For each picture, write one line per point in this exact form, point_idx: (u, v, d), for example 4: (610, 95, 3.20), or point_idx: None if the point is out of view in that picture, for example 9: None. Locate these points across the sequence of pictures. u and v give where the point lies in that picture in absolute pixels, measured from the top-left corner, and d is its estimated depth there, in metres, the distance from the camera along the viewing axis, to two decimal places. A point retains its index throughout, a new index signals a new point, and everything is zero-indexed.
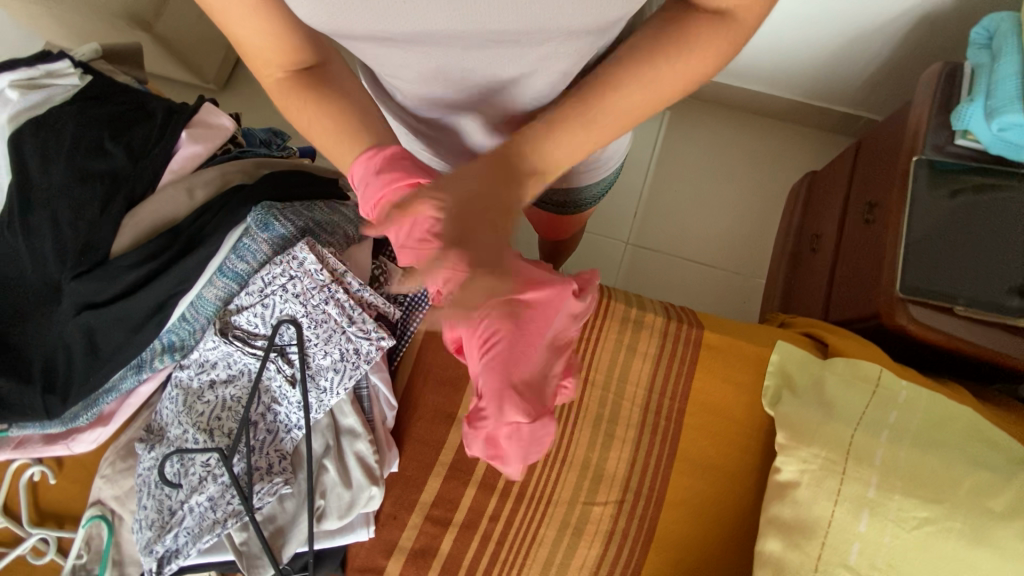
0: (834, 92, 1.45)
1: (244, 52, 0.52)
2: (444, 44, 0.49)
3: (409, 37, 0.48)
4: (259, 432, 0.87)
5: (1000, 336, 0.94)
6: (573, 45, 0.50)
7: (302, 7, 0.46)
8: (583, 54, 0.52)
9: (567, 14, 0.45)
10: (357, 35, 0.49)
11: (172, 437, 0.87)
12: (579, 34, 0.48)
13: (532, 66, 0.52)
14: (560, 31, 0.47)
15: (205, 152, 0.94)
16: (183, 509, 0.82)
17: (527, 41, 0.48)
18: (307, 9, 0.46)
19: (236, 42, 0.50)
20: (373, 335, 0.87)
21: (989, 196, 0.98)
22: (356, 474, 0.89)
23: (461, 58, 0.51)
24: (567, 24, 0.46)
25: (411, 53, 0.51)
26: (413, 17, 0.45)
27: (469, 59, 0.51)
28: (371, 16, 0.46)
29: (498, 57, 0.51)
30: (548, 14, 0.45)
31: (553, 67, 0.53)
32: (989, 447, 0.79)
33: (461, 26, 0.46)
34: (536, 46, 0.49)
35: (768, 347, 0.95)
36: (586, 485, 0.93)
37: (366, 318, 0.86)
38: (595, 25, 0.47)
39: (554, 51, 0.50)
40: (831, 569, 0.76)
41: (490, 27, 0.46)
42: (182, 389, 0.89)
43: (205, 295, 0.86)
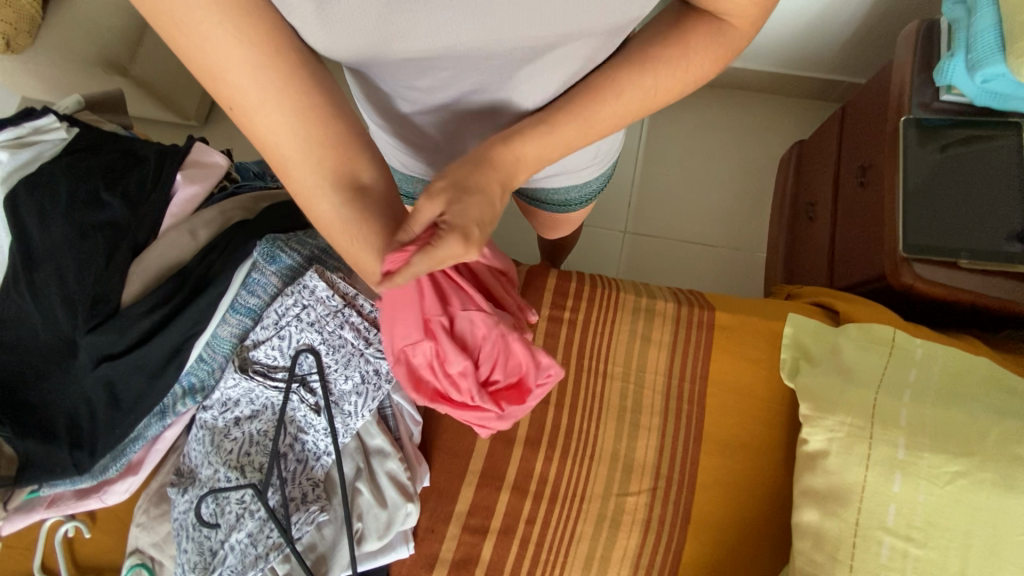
0: (812, 60, 1.46)
1: (228, 92, 0.42)
2: (459, 57, 0.48)
3: (423, 55, 0.48)
4: (290, 463, 0.88)
5: (1005, 283, 0.95)
6: (584, 49, 0.50)
7: (312, 35, 0.44)
8: (590, 56, 0.52)
9: (584, 14, 0.44)
10: (370, 55, 0.48)
11: (205, 477, 0.87)
12: (596, 33, 0.48)
13: (541, 70, 0.53)
14: (578, 33, 0.47)
15: (201, 192, 0.95)
16: (224, 548, 0.83)
17: (542, 45, 0.48)
18: (320, 35, 0.44)
19: (216, 74, 0.41)
20: None
21: (978, 147, 0.99)
22: (390, 493, 0.89)
23: (476, 67, 0.50)
24: (584, 29, 0.47)
25: (425, 68, 0.50)
26: (431, 35, 0.45)
27: (482, 70, 0.51)
28: (388, 36, 0.45)
29: (513, 62, 0.50)
30: (567, 19, 0.45)
31: (565, 67, 0.53)
32: (1011, 394, 0.80)
33: (479, 42, 0.46)
34: (550, 51, 0.50)
35: (781, 321, 0.96)
36: (618, 477, 0.94)
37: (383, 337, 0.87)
38: (606, 31, 0.48)
39: (566, 53, 0.50)
40: (870, 533, 0.76)
41: (508, 35, 0.46)
42: (209, 429, 0.89)
43: (220, 333, 0.86)
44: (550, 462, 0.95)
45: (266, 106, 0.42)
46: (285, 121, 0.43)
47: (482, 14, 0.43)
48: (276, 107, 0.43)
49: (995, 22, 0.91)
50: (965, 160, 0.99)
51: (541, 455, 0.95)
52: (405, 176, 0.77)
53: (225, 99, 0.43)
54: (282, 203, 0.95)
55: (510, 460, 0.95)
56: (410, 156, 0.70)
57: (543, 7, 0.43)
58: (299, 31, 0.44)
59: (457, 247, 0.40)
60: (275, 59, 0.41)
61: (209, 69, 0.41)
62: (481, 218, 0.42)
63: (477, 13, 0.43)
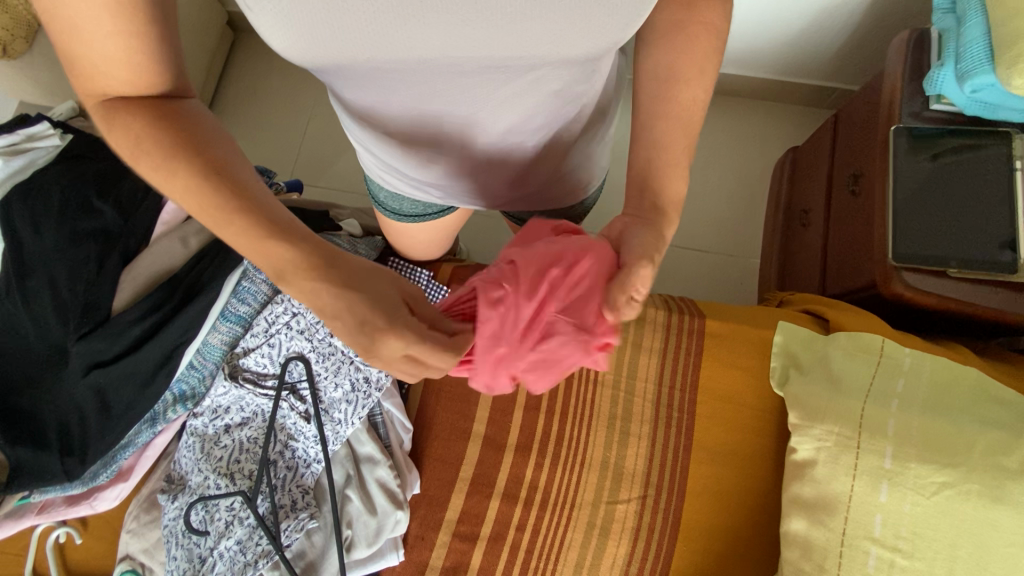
0: (806, 67, 1.47)
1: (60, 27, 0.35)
2: (432, 70, 0.49)
3: (397, 66, 0.48)
4: (279, 470, 0.88)
5: (995, 293, 0.96)
6: (561, 70, 0.51)
7: (280, 41, 0.44)
8: (567, 79, 0.53)
9: (558, 36, 0.45)
10: (341, 63, 0.48)
11: (194, 485, 0.87)
12: (571, 55, 0.49)
13: (517, 92, 0.53)
14: (554, 54, 0.48)
15: None
16: (213, 556, 0.83)
17: (518, 65, 0.49)
18: (289, 41, 0.44)
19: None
20: None
21: (968, 156, 1.00)
22: (379, 500, 0.90)
23: (449, 82, 0.51)
24: (558, 50, 0.47)
25: (401, 80, 0.51)
26: (403, 46, 0.45)
27: (456, 86, 0.51)
28: (362, 46, 0.45)
29: (490, 81, 0.51)
30: (540, 38, 0.45)
31: (542, 89, 0.53)
32: (998, 405, 0.80)
33: (450, 55, 0.47)
34: (525, 73, 0.50)
35: (771, 329, 0.96)
36: (608, 485, 0.94)
37: None
38: (581, 55, 0.49)
39: (543, 75, 0.51)
40: (857, 542, 0.77)
41: (482, 51, 0.46)
42: (198, 436, 0.90)
43: (210, 340, 0.87)
44: (539, 469, 0.95)
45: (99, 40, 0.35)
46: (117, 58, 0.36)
47: (452, 29, 0.44)
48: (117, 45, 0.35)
49: (985, 31, 0.92)
50: (954, 169, 0.99)
51: (531, 463, 0.95)
52: (392, 194, 0.78)
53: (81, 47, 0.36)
54: None
55: (500, 467, 0.95)
56: (391, 174, 0.71)
57: (515, 25, 0.43)
58: (265, 35, 0.44)
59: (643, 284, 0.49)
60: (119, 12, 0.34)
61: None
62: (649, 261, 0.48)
63: (449, 27, 0.43)
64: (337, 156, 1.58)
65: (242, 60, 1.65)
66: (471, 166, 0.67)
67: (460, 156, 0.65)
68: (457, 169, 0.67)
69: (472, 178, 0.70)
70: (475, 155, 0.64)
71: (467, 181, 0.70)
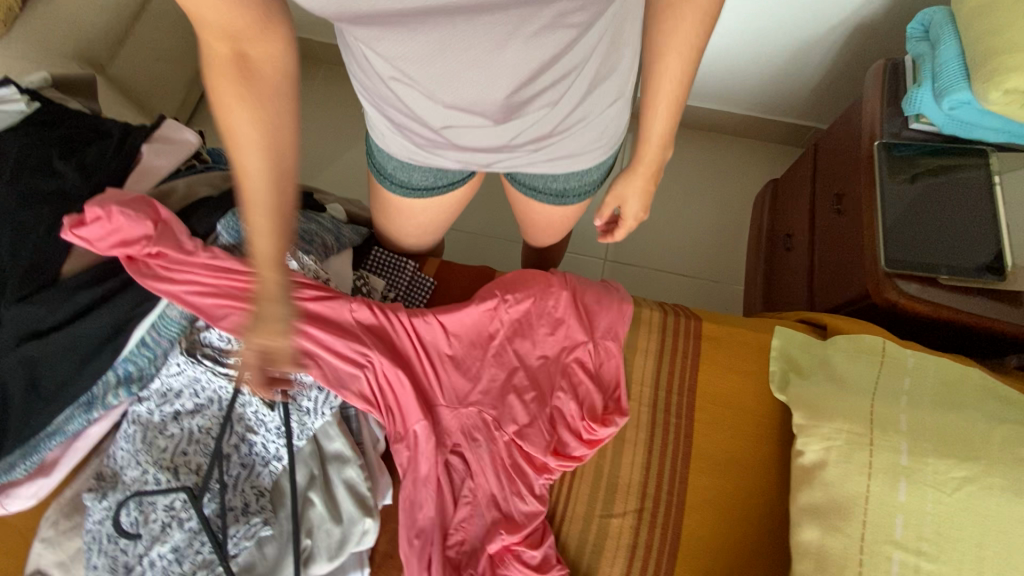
0: (784, 104, 1.56)
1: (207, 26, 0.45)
2: (447, 14, 0.49)
3: (416, 11, 0.48)
4: (232, 467, 0.77)
5: (983, 300, 0.96)
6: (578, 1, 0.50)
7: None
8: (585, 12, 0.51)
9: None
10: (356, 11, 0.48)
11: (129, 480, 0.74)
12: None
13: (527, 40, 0.51)
14: None
15: (169, 166, 0.88)
16: (142, 565, 0.70)
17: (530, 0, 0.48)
18: None
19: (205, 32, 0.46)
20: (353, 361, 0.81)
21: (945, 178, 1.04)
22: (347, 505, 0.78)
23: (463, 31, 0.50)
24: None
25: (413, 31, 0.50)
26: None
27: (470, 35, 0.50)
28: None
29: (492, 30, 0.50)
30: None
31: (555, 36, 0.52)
32: (1006, 402, 0.77)
33: None
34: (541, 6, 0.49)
35: (768, 334, 0.94)
36: (601, 496, 0.87)
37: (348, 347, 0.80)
38: None
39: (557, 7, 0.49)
40: (878, 548, 0.69)
41: None
42: (140, 425, 0.77)
43: (169, 313, 0.78)
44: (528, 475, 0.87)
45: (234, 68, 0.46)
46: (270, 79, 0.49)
47: None
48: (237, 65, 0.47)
49: (958, 53, 0.98)
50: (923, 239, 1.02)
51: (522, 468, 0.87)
52: (401, 163, 0.74)
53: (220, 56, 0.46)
54: None
55: (487, 553, 0.82)
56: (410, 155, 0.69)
57: None
58: None
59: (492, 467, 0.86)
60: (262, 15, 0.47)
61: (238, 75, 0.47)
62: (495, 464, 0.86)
63: None
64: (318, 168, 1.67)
65: None
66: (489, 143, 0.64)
67: (471, 134, 0.62)
68: (469, 147, 0.64)
69: (489, 158, 0.67)
70: (488, 135, 0.62)
71: (484, 161, 0.68)
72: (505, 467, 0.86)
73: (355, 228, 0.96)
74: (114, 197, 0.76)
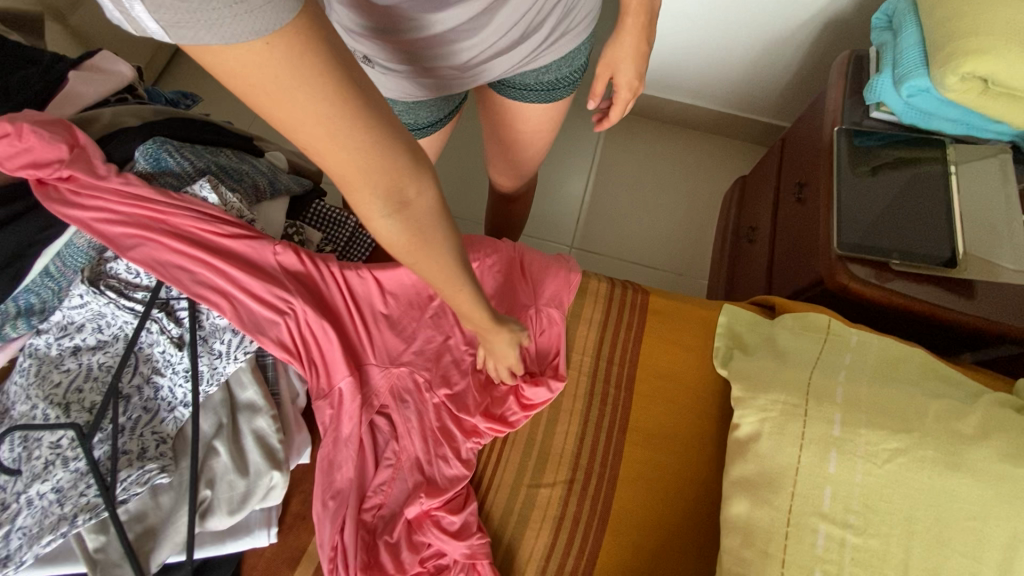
0: (757, 101, 1.56)
1: (353, 192, 0.37)
2: None
3: None
4: (132, 409, 0.71)
5: (936, 289, 0.93)
6: None
7: None
8: None
9: None
10: None
11: (17, 415, 0.68)
12: None
13: None
14: None
15: (93, 95, 0.83)
16: (18, 503, 0.65)
17: None
18: None
19: (337, 183, 0.36)
20: (279, 306, 0.76)
21: (908, 169, 1.02)
22: (254, 456, 0.74)
23: None
24: None
25: None
26: None
27: None
28: None
29: None
30: None
31: None
32: (947, 381, 0.74)
33: None
34: None
35: (715, 311, 0.91)
36: (531, 465, 0.83)
37: (274, 292, 0.76)
38: None
39: None
40: (804, 521, 0.66)
41: None
42: (36, 359, 0.71)
43: (75, 241, 0.74)
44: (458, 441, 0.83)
45: (373, 177, 0.36)
46: (429, 192, 0.41)
47: None
48: (384, 172, 0.36)
49: (918, 41, 0.97)
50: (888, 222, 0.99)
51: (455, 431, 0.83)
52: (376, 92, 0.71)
53: (352, 190, 0.37)
54: (187, 119, 0.84)
55: (405, 518, 0.78)
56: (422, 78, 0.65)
57: None
58: None
59: (418, 432, 0.82)
60: (393, 145, 0.35)
61: (401, 193, 0.39)
62: (422, 426, 0.83)
63: None
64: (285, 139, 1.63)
65: None
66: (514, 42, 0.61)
67: (499, 34, 0.59)
68: (495, 50, 0.62)
69: (511, 62, 0.64)
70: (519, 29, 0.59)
71: (507, 65, 0.65)
72: (433, 430, 0.82)
73: (295, 177, 0.92)
74: (28, 116, 0.70)
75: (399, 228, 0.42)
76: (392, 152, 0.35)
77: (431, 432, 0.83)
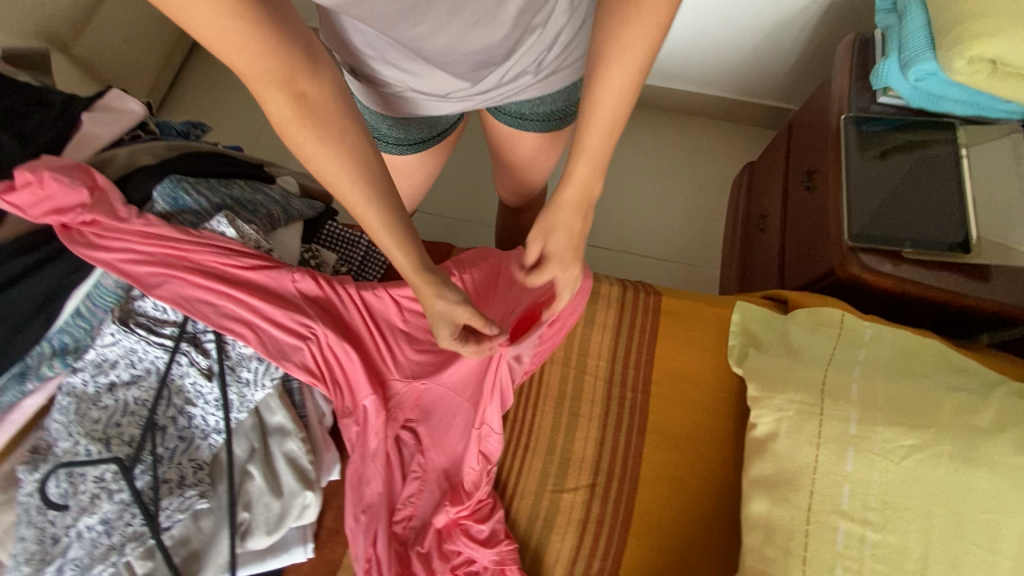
0: (762, 86, 1.54)
1: (234, 67, 0.41)
2: None
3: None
4: (169, 439, 0.75)
5: (953, 276, 0.92)
6: None
7: None
8: None
9: None
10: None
11: (60, 451, 0.71)
12: None
13: None
14: None
15: (108, 135, 0.86)
16: (69, 537, 0.68)
17: None
18: None
19: (220, 57, 0.40)
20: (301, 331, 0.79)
21: (917, 153, 1.02)
22: (286, 478, 0.77)
23: None
24: None
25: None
26: None
27: None
28: None
29: None
30: None
31: None
32: (961, 372, 0.75)
33: None
34: None
35: (728, 309, 0.91)
36: (553, 471, 0.85)
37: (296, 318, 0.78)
38: None
39: None
40: (823, 518, 0.67)
41: None
42: (75, 396, 0.74)
43: (103, 282, 0.76)
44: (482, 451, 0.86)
45: (249, 48, 0.39)
46: (325, 83, 0.44)
47: None
48: (264, 46, 0.39)
49: (924, 24, 0.95)
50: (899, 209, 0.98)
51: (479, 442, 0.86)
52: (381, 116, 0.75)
53: (235, 59, 0.40)
54: (200, 153, 0.86)
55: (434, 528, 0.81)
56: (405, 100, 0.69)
57: None
58: None
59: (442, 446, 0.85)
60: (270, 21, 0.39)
61: (287, 73, 0.42)
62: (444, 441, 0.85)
63: None
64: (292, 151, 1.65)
65: (202, 57, 1.76)
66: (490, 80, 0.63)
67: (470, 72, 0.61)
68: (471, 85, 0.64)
69: (491, 96, 0.66)
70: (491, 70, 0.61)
71: (488, 100, 0.67)
72: (456, 445, 0.84)
73: (307, 200, 0.94)
74: (47, 163, 0.72)
75: (296, 118, 0.44)
76: (274, 32, 0.39)
77: (454, 446, 0.85)
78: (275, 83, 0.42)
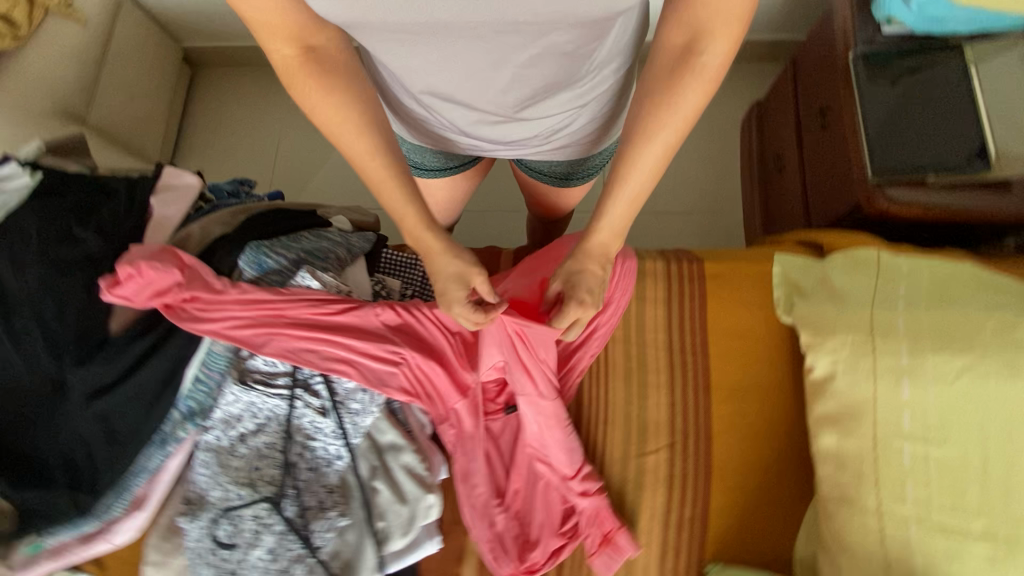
0: (758, 22, 1.54)
1: (253, 27, 0.52)
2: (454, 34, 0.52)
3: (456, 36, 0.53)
4: (301, 473, 0.85)
5: (975, 193, 0.98)
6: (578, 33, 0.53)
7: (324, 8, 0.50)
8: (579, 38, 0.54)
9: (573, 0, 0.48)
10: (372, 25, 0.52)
11: (215, 499, 0.83)
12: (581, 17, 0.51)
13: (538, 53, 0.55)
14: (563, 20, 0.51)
15: (176, 213, 0.93)
16: (244, 568, 0.80)
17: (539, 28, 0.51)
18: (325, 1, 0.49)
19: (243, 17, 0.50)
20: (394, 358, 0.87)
21: (927, 73, 1.03)
22: (409, 486, 0.87)
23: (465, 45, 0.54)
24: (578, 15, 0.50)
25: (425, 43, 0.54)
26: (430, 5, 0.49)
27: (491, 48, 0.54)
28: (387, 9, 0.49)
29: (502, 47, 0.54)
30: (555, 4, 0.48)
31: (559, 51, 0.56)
32: (996, 291, 0.81)
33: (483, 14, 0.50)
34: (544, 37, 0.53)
35: (769, 262, 0.98)
36: (635, 438, 0.94)
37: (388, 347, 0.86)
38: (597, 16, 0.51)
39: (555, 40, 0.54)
40: (889, 443, 0.76)
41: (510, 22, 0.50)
42: (213, 450, 0.85)
43: (214, 349, 0.86)
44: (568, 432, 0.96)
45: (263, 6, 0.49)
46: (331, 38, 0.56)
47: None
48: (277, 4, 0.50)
49: None
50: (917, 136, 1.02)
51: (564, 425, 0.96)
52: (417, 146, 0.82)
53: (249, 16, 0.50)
54: (262, 215, 0.93)
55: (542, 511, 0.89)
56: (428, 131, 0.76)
57: None
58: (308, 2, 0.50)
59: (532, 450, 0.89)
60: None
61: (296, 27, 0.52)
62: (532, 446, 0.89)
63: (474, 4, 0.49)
64: (310, 175, 1.69)
65: (200, 96, 1.78)
66: (503, 133, 0.69)
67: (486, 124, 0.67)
68: (487, 132, 0.70)
69: (505, 142, 0.72)
70: (505, 127, 0.68)
71: (500, 145, 0.73)
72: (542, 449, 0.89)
73: (360, 233, 1.00)
74: (140, 254, 0.80)
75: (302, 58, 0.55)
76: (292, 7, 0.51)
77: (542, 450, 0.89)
78: (280, 33, 0.53)
